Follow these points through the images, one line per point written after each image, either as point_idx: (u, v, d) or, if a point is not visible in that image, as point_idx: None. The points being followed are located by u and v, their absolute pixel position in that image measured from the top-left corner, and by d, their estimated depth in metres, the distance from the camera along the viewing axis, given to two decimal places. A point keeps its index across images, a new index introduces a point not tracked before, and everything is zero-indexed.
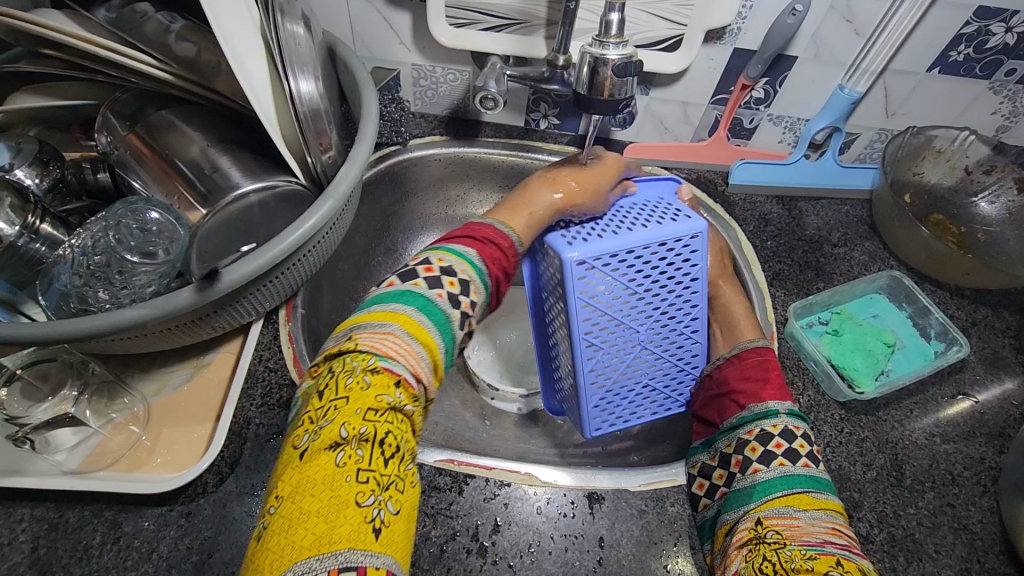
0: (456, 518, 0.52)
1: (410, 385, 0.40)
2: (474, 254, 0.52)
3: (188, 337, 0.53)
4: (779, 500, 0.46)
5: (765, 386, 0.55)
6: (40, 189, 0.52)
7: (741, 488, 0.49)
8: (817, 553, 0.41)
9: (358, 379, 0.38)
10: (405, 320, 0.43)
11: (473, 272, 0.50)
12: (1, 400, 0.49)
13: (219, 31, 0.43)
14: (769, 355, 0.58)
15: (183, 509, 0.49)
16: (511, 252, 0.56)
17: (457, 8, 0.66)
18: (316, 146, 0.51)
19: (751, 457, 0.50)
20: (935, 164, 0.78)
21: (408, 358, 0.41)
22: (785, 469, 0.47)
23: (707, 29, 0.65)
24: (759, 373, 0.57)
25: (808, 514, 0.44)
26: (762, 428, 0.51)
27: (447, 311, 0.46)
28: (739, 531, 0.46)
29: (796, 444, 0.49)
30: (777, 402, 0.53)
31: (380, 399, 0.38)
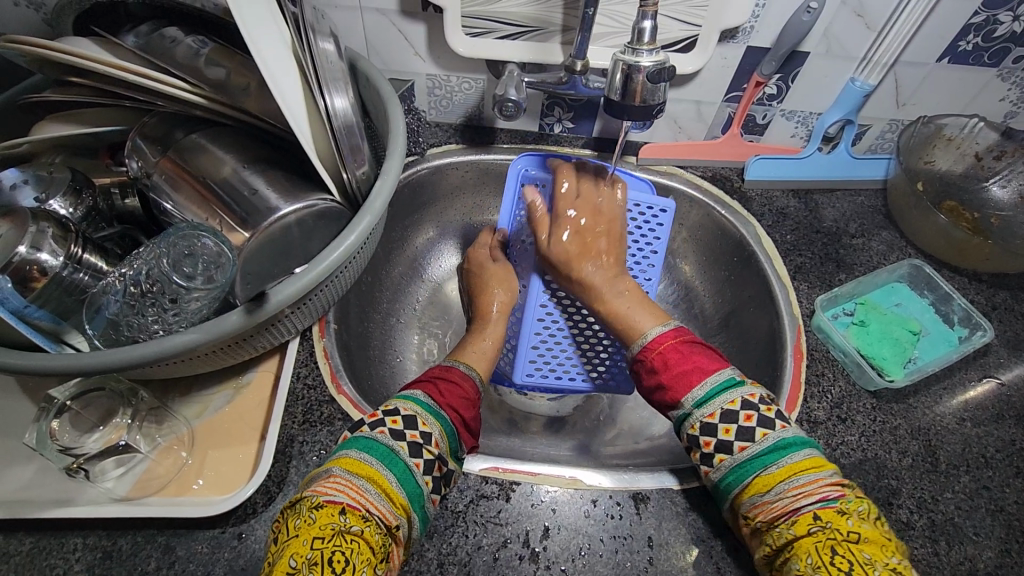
0: (506, 525, 0.52)
1: (360, 510, 0.42)
2: (419, 391, 0.53)
3: (229, 359, 0.53)
4: (745, 490, 0.47)
5: (667, 386, 0.53)
6: (74, 218, 0.52)
7: (715, 489, 0.50)
8: (795, 518, 0.43)
9: (303, 518, 0.42)
10: (345, 460, 0.46)
11: (418, 407, 0.51)
12: (54, 430, 0.48)
13: (256, 52, 0.44)
14: (665, 341, 0.55)
15: (235, 530, 0.49)
16: (462, 377, 0.57)
17: (473, 17, 0.67)
18: (351, 162, 0.52)
19: (697, 461, 0.51)
20: (946, 152, 0.80)
21: (350, 492, 0.43)
22: (726, 466, 0.48)
23: (723, 28, 0.66)
24: (659, 369, 0.54)
25: (773, 492, 0.45)
26: (686, 433, 0.51)
27: (390, 443, 0.47)
28: (740, 523, 0.48)
29: (720, 432, 0.49)
30: (682, 403, 0.51)
31: (328, 527, 0.41)
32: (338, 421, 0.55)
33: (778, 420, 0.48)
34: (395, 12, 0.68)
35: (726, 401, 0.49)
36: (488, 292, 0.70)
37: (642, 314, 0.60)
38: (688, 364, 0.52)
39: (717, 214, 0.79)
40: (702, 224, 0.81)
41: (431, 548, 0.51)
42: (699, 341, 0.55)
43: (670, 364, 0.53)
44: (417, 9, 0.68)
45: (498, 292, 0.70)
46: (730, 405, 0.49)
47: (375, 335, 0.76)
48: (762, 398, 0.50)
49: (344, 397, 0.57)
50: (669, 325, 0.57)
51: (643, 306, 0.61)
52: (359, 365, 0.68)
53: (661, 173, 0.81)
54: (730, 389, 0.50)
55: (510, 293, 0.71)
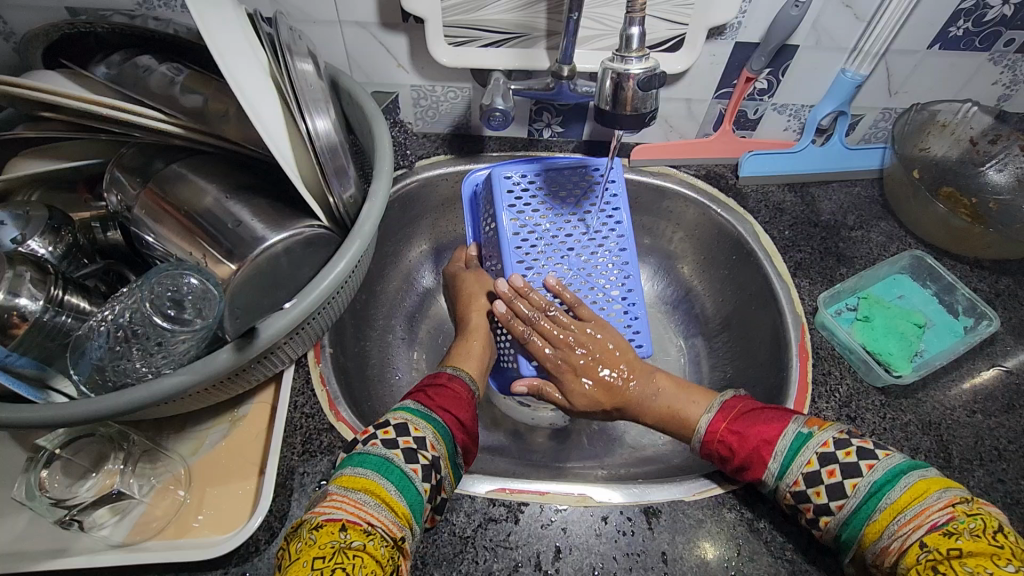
0: (516, 549, 0.51)
1: (360, 525, 0.42)
2: (411, 402, 0.53)
3: (224, 394, 0.52)
4: (862, 543, 0.46)
5: (748, 468, 0.52)
6: (54, 257, 0.50)
7: (832, 542, 0.48)
8: (905, 554, 0.43)
9: (304, 540, 0.41)
10: (341, 478, 0.46)
11: (409, 414, 0.51)
12: (44, 481, 0.46)
13: (230, 79, 0.42)
14: (739, 409, 0.55)
15: (238, 571, 0.47)
16: (452, 381, 0.57)
17: (455, 27, 0.65)
18: (337, 185, 0.50)
19: (798, 516, 0.50)
20: (940, 138, 0.79)
21: (348, 508, 0.43)
22: (834, 523, 0.47)
23: (710, 26, 0.65)
24: (739, 435, 0.53)
25: (885, 535, 0.44)
26: (784, 498, 0.50)
27: (385, 453, 0.47)
28: (862, 567, 0.47)
29: (812, 492, 0.48)
30: (766, 481, 0.51)
31: (328, 545, 0.40)
32: (338, 449, 0.54)
33: (880, 449, 0.48)
34: (375, 25, 0.67)
35: (803, 463, 0.49)
36: (467, 305, 0.70)
37: (687, 409, 0.58)
38: (751, 442, 0.52)
39: (713, 213, 0.77)
40: (697, 223, 0.80)
41: None
42: (757, 407, 0.55)
43: (740, 444, 0.52)
44: (397, 20, 0.66)
45: (479, 299, 0.69)
46: (808, 466, 0.49)
47: (372, 354, 0.74)
48: (836, 429, 0.50)
49: (344, 424, 0.56)
50: (724, 399, 0.57)
51: (679, 393, 0.60)
52: (357, 386, 0.67)
53: (655, 174, 0.80)
54: (810, 437, 0.50)
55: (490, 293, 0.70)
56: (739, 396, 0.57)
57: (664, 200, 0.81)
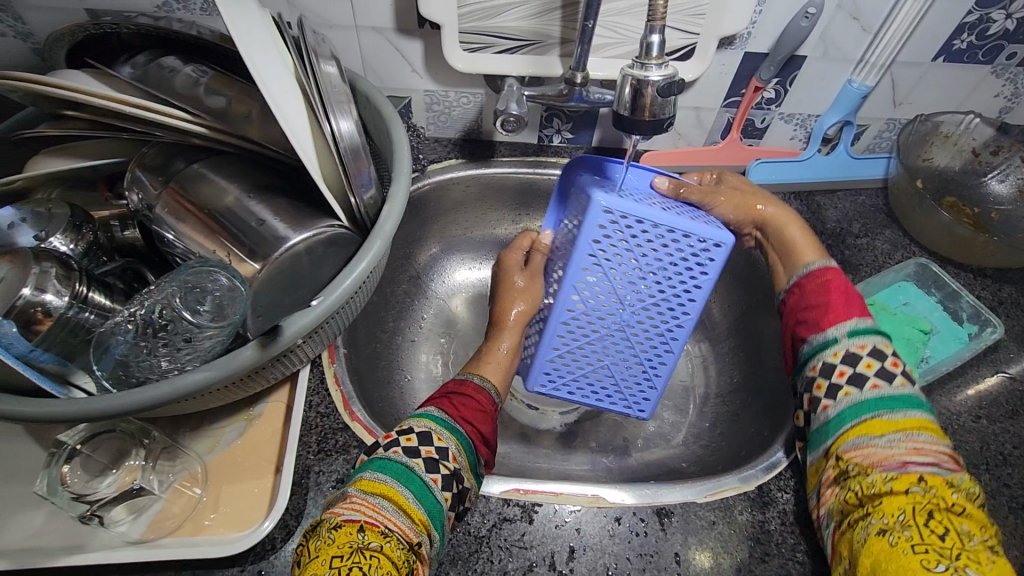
0: (530, 549, 0.51)
1: (378, 527, 0.41)
2: (434, 408, 0.53)
3: (242, 392, 0.52)
4: (853, 431, 0.49)
5: (826, 311, 0.57)
6: (76, 254, 0.51)
7: (820, 425, 0.52)
8: (897, 473, 0.44)
9: (323, 539, 0.41)
10: (361, 481, 0.45)
11: (433, 423, 0.50)
12: (65, 476, 0.47)
13: (259, 80, 0.43)
14: (830, 276, 0.60)
15: (255, 569, 0.48)
16: (480, 394, 0.57)
17: (471, 33, 0.66)
18: (358, 186, 0.50)
19: (818, 395, 0.53)
20: (943, 149, 0.80)
21: (365, 510, 0.42)
22: (850, 399, 0.50)
23: (721, 36, 0.66)
24: (819, 298, 0.59)
25: (885, 439, 0.47)
26: (824, 360, 0.54)
27: (405, 461, 0.46)
28: (826, 469, 0.49)
29: (862, 366, 0.52)
30: (834, 329, 0.55)
31: (346, 546, 0.40)
32: (353, 449, 0.54)
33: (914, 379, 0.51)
34: (391, 30, 0.68)
35: (880, 340, 0.52)
36: (508, 300, 0.67)
37: (807, 247, 0.65)
38: (840, 297, 0.58)
39: None
40: None
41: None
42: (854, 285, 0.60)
43: (829, 291, 0.59)
44: (414, 26, 0.67)
45: (519, 303, 0.67)
46: (885, 347, 0.52)
47: (382, 355, 0.74)
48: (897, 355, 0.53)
49: (358, 424, 0.56)
50: (829, 262, 0.62)
51: (807, 241, 0.66)
52: (369, 387, 0.67)
53: None
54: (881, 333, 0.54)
55: (531, 306, 0.67)
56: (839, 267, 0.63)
57: None
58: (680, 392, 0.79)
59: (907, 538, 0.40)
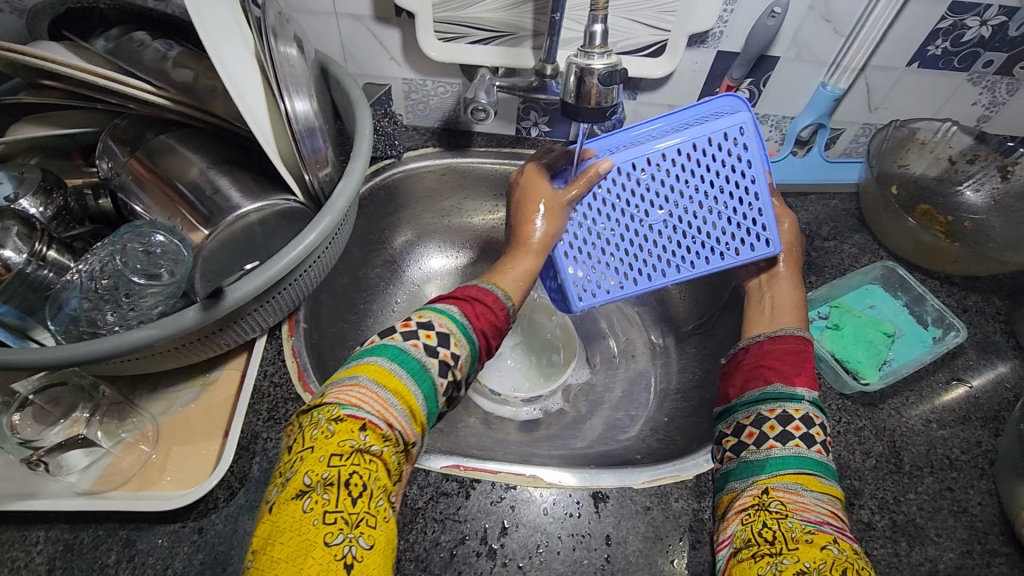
0: (464, 523, 0.53)
1: (382, 429, 0.39)
2: (457, 310, 0.48)
3: (194, 356, 0.54)
4: (781, 476, 0.48)
5: (801, 373, 0.54)
6: (44, 217, 0.53)
7: (752, 459, 0.50)
8: (815, 527, 0.43)
9: (321, 429, 0.38)
10: (372, 368, 0.41)
11: (453, 325, 0.47)
12: (15, 424, 0.50)
13: (214, 56, 0.45)
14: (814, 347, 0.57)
15: (195, 525, 0.49)
16: (500, 308, 0.52)
17: (445, 22, 0.68)
18: (313, 164, 0.52)
19: (768, 434, 0.50)
20: (919, 156, 0.80)
21: (376, 405, 0.39)
22: (799, 450, 0.48)
23: (691, 33, 0.67)
24: (796, 359, 0.56)
25: (814, 494, 0.45)
26: (785, 409, 0.51)
27: (423, 359, 0.43)
28: (742, 497, 0.48)
29: (814, 431, 0.50)
30: (807, 390, 0.52)
31: (344, 444, 0.37)
32: None
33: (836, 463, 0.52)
34: (369, 17, 0.70)
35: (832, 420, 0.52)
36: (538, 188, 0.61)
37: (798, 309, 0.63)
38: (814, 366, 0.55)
39: None
40: None
41: None
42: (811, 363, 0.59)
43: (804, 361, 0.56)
44: (391, 14, 0.69)
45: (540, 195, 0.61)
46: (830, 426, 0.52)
47: (349, 335, 0.76)
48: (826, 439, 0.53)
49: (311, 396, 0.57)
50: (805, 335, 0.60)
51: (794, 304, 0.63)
52: (330, 363, 0.69)
53: None
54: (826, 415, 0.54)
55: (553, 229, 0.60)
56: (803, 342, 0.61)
57: None
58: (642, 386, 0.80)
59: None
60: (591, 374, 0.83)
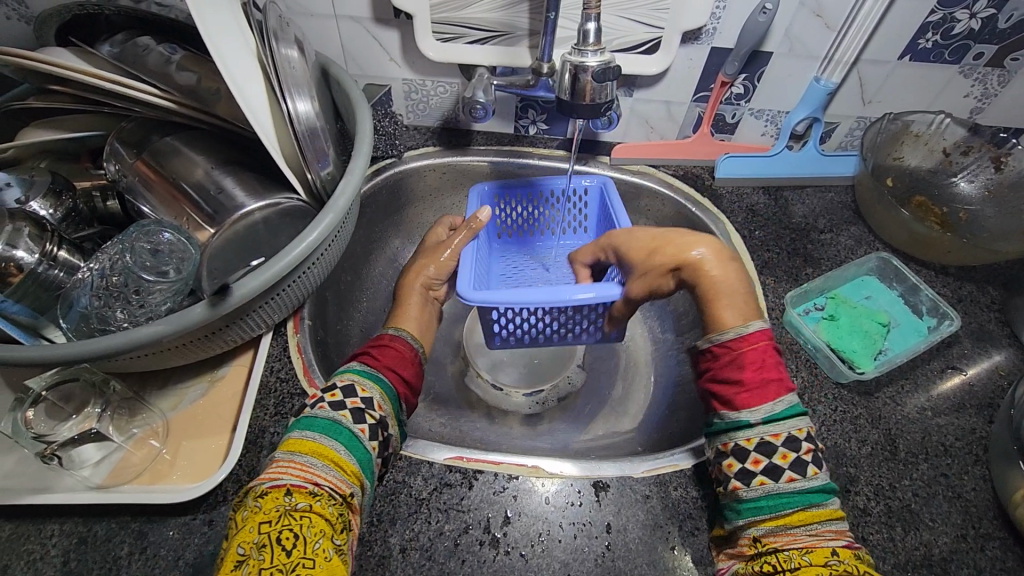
0: (468, 512, 0.54)
1: (306, 487, 0.44)
2: (356, 363, 0.55)
3: (202, 352, 0.55)
4: (767, 518, 0.48)
5: (739, 391, 0.51)
6: (54, 219, 0.55)
7: (730, 504, 0.50)
8: (812, 547, 0.45)
9: (250, 507, 0.43)
10: (288, 442, 0.47)
11: (356, 375, 0.53)
12: (29, 419, 0.51)
13: (219, 59, 0.46)
14: (759, 343, 0.52)
15: (205, 517, 0.51)
16: (400, 343, 0.59)
17: (442, 23, 0.69)
18: (315, 164, 0.54)
19: (729, 475, 0.50)
20: (913, 148, 0.81)
21: (295, 471, 0.45)
22: (766, 489, 0.47)
23: (684, 30, 0.68)
24: (738, 369, 0.52)
25: (803, 529, 0.46)
26: (737, 443, 0.50)
27: (333, 415, 0.49)
28: (739, 544, 0.49)
29: (777, 458, 0.48)
30: (752, 410, 0.50)
31: (273, 510, 0.42)
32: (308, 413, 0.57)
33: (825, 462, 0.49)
34: (368, 19, 0.71)
35: (797, 427, 0.49)
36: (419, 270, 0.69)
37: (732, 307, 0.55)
38: (769, 374, 0.51)
39: (689, 212, 0.80)
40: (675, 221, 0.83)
41: (393, 535, 0.52)
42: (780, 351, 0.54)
43: (755, 364, 0.52)
44: (389, 16, 0.70)
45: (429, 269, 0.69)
46: (798, 433, 0.49)
47: (353, 332, 0.77)
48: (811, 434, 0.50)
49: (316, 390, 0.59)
50: (765, 324, 0.54)
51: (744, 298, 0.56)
52: (334, 360, 0.70)
53: (633, 173, 0.83)
54: (798, 416, 0.50)
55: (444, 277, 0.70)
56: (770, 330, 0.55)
57: (642, 199, 0.84)
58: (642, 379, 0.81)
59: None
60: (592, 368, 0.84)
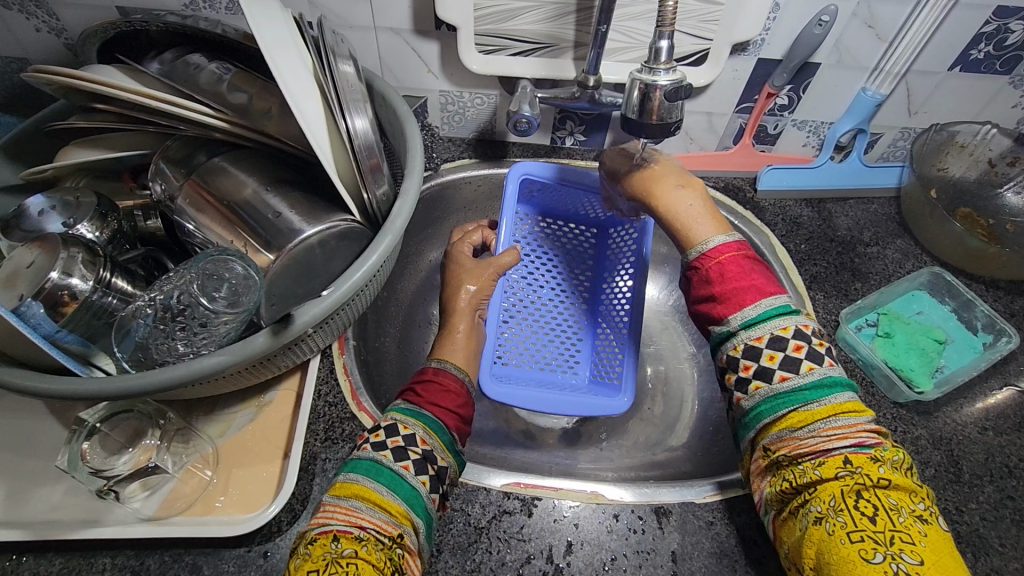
0: (529, 541, 0.52)
1: (351, 532, 0.42)
2: (399, 400, 0.53)
3: (255, 378, 0.54)
4: (774, 424, 0.44)
5: (719, 302, 0.47)
6: (100, 241, 0.53)
7: (740, 419, 0.47)
8: (823, 458, 0.41)
9: (301, 556, 0.42)
10: (335, 487, 0.46)
11: (400, 413, 0.51)
12: (84, 453, 0.49)
13: (279, 77, 0.45)
14: (727, 252, 0.48)
15: (261, 549, 0.49)
16: (441, 375, 0.56)
17: (486, 35, 0.67)
18: (371, 183, 0.52)
19: (731, 387, 0.47)
20: (958, 159, 0.79)
21: (339, 516, 0.43)
22: (763, 393, 0.44)
23: (734, 41, 0.66)
24: (714, 280, 0.48)
25: (805, 429, 0.42)
26: (727, 354, 0.46)
27: (374, 456, 0.47)
28: (755, 458, 0.46)
29: (765, 359, 0.44)
30: (729, 320, 0.46)
31: (322, 558, 0.41)
32: (359, 438, 0.56)
33: (827, 356, 0.44)
34: (409, 31, 0.69)
35: (778, 326, 0.44)
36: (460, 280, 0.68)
37: (703, 220, 0.51)
38: (744, 280, 0.47)
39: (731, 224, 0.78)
40: None
41: (454, 565, 0.51)
42: (759, 257, 0.49)
43: (726, 276, 0.47)
44: (431, 27, 0.68)
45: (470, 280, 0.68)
46: (781, 332, 0.44)
47: (392, 349, 0.76)
48: (814, 331, 0.45)
49: (365, 414, 0.58)
50: (732, 236, 0.50)
51: (706, 211, 0.52)
52: (376, 380, 0.69)
53: None
54: (782, 315, 0.45)
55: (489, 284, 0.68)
56: (744, 241, 0.51)
57: None
58: (684, 394, 0.79)
59: (843, 526, 0.38)
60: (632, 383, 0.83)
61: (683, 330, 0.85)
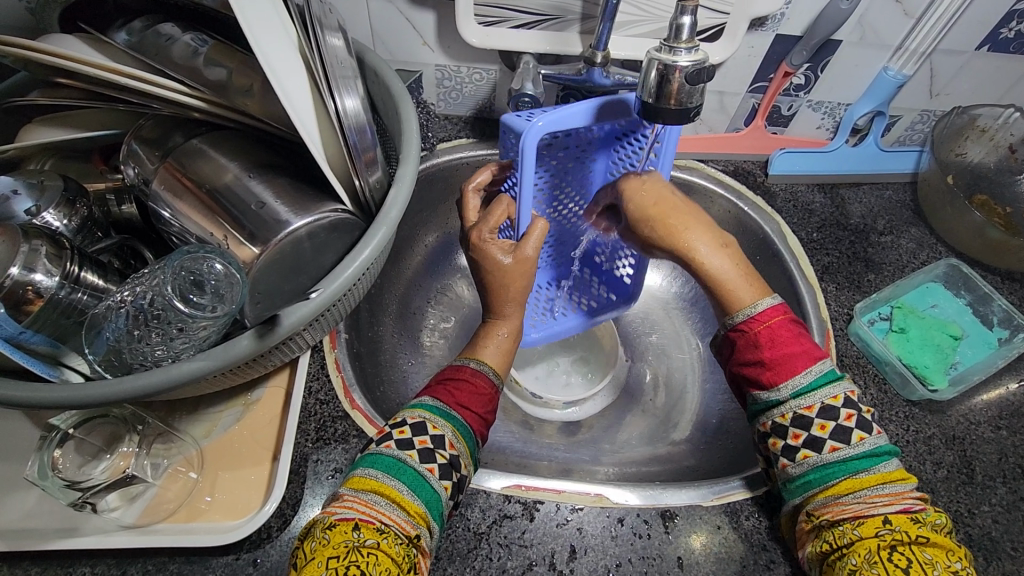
0: (530, 547, 0.50)
1: (373, 523, 0.40)
2: (431, 398, 0.50)
3: (241, 378, 0.51)
4: (820, 491, 0.43)
5: (766, 371, 0.46)
6: (69, 230, 0.49)
7: (783, 484, 0.46)
8: (862, 519, 0.41)
9: (318, 541, 0.39)
10: (351, 478, 0.43)
11: (427, 412, 0.48)
12: (56, 461, 0.47)
13: (258, 50, 0.40)
14: (773, 318, 0.47)
15: (249, 557, 0.47)
16: (477, 378, 0.53)
17: (487, 5, 0.62)
18: (364, 170, 0.48)
19: (775, 453, 0.46)
20: (977, 143, 0.75)
21: (359, 506, 0.41)
22: (812, 463, 0.44)
23: (753, 16, 0.62)
24: (761, 346, 0.46)
25: (852, 495, 0.42)
26: (773, 421, 0.45)
27: (399, 453, 0.44)
28: (797, 524, 0.45)
29: (815, 428, 0.44)
30: (779, 387, 0.45)
31: (341, 546, 0.38)
32: (353, 438, 0.53)
33: (874, 424, 0.44)
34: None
35: (828, 396, 0.44)
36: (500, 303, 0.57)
37: (742, 286, 0.49)
38: (794, 346, 0.46)
39: (740, 210, 0.75)
40: (724, 221, 0.77)
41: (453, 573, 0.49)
42: (801, 320, 0.48)
43: (773, 342, 0.46)
44: None
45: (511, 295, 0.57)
46: (833, 401, 0.44)
47: (386, 339, 0.72)
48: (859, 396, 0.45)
49: (358, 413, 0.55)
50: (776, 299, 0.48)
51: (743, 274, 0.49)
52: (369, 373, 0.65)
53: (680, 168, 0.77)
54: (831, 382, 0.45)
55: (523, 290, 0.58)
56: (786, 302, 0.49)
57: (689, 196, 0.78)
58: (687, 385, 0.77)
59: None
60: (634, 372, 0.80)
61: (686, 318, 0.82)
